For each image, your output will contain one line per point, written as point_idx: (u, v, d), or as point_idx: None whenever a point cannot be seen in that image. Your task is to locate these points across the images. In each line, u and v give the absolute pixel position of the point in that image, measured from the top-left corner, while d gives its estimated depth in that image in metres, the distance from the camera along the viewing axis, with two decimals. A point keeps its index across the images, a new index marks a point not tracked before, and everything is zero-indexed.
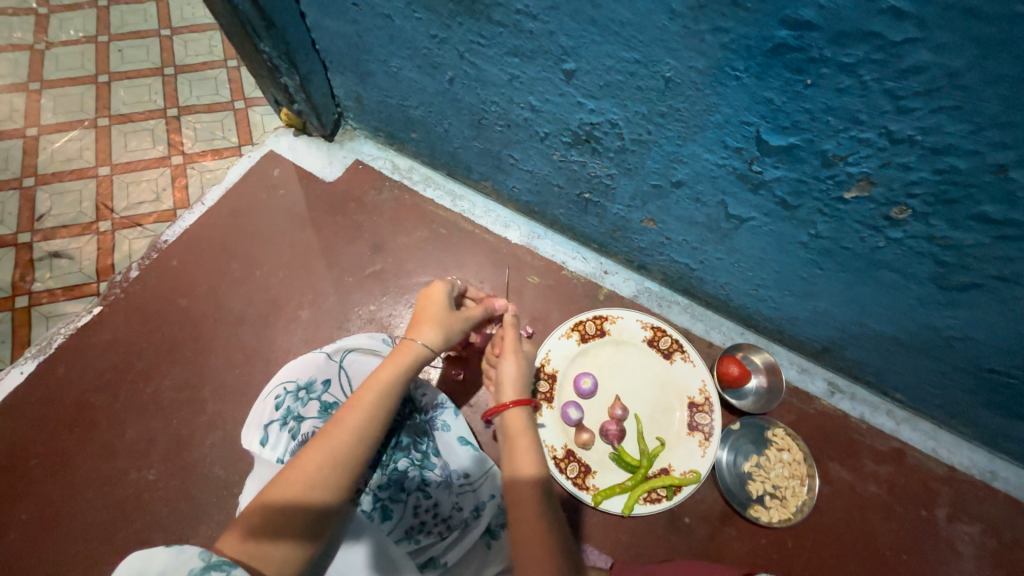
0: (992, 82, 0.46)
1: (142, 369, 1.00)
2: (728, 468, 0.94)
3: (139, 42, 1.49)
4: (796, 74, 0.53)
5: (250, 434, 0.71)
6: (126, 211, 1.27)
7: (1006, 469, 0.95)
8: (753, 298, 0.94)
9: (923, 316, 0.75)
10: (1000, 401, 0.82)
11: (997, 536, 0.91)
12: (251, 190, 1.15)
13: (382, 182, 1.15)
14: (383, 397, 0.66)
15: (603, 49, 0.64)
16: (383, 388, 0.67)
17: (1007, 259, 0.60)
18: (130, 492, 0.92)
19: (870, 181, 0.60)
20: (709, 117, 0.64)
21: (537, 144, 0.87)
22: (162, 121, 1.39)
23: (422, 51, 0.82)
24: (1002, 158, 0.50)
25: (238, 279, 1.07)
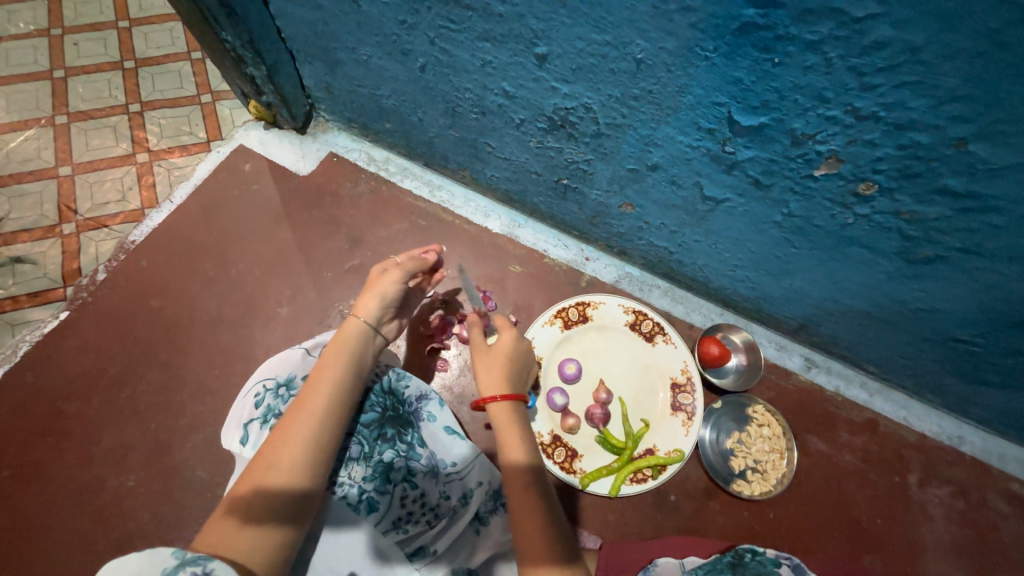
0: (950, 56, 0.47)
1: (115, 374, 0.97)
2: (711, 446, 0.97)
3: (95, 34, 1.42)
4: (764, 53, 0.54)
5: (230, 433, 0.70)
6: (90, 213, 1.22)
7: (973, 433, 0.99)
8: (730, 279, 0.95)
9: (892, 289, 0.77)
10: (966, 368, 0.85)
11: (964, 497, 0.96)
12: (222, 187, 1.11)
13: (358, 174, 1.13)
14: (339, 375, 0.68)
15: (574, 31, 0.63)
16: (334, 370, 0.68)
17: (969, 230, 0.62)
18: (108, 499, 0.90)
19: (838, 158, 0.61)
20: (681, 98, 0.64)
21: (512, 130, 0.86)
22: (125, 118, 1.33)
23: (391, 38, 0.80)
24: (961, 131, 0.52)
25: (213, 279, 1.04)
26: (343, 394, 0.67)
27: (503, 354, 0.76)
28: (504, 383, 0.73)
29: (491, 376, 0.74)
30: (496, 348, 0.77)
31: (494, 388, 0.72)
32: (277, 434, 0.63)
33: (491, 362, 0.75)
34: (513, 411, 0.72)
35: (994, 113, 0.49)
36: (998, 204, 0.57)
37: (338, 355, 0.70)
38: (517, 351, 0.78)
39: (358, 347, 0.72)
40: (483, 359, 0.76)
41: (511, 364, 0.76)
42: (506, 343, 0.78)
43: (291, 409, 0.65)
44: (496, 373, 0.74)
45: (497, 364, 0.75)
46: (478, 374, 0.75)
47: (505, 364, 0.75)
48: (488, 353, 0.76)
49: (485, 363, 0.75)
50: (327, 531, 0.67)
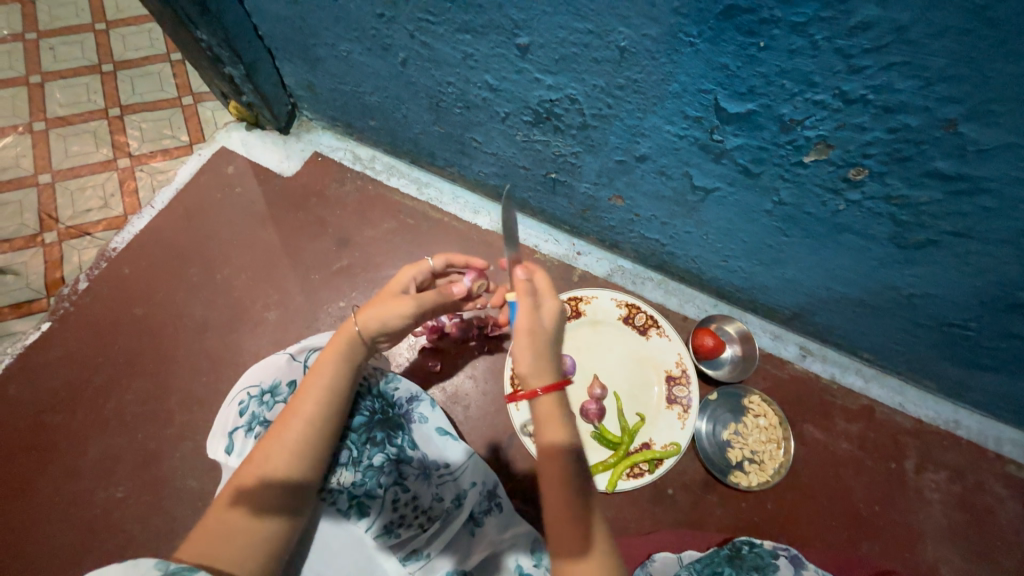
0: (938, 34, 0.45)
1: (101, 384, 0.95)
2: (707, 438, 0.96)
3: (72, 38, 1.39)
4: (749, 37, 0.53)
5: (216, 442, 0.69)
6: (72, 220, 1.20)
7: (969, 417, 0.99)
8: (723, 270, 0.94)
9: (885, 276, 0.76)
10: (960, 352, 0.85)
11: (961, 481, 0.96)
12: (205, 190, 1.09)
13: (344, 174, 1.11)
14: (334, 380, 0.65)
15: (555, 20, 0.61)
16: (329, 378, 0.65)
17: (961, 214, 0.61)
18: (98, 511, 0.88)
19: (827, 144, 0.60)
20: (667, 86, 0.63)
21: (498, 125, 0.85)
22: (104, 122, 1.30)
23: (371, 32, 0.78)
24: (951, 112, 0.51)
25: (198, 284, 1.02)
26: (337, 402, 0.64)
27: (547, 333, 0.63)
28: (544, 366, 0.61)
29: (537, 361, 0.61)
30: (539, 322, 0.63)
31: (542, 376, 0.61)
32: (268, 439, 0.62)
33: (533, 343, 0.62)
34: (557, 399, 0.61)
35: (984, 93, 0.48)
36: (989, 186, 0.56)
37: (334, 359, 0.66)
38: (559, 325, 0.65)
39: (353, 352, 0.68)
40: (524, 339, 0.61)
41: (555, 343, 0.64)
42: (551, 314, 0.64)
43: (282, 414, 0.63)
44: (533, 356, 0.61)
45: (541, 345, 0.62)
46: (520, 358, 0.62)
47: (548, 345, 0.62)
48: (530, 330, 0.62)
49: (528, 344, 0.62)
50: (316, 537, 0.67)
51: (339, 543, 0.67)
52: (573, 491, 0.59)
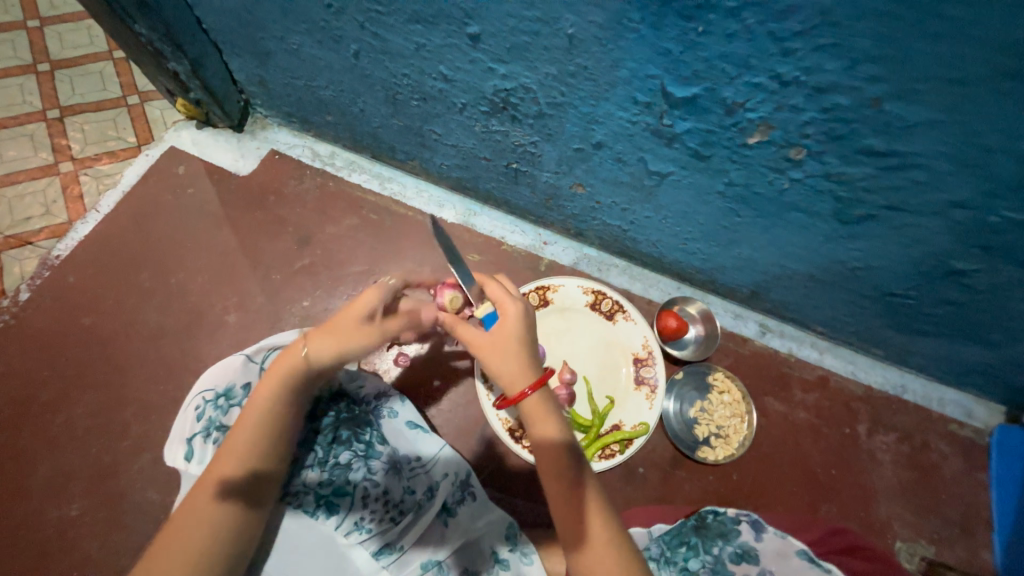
0: (861, 17, 0.48)
1: (49, 399, 0.91)
2: (675, 417, 0.99)
3: (2, 36, 1.30)
4: (688, 23, 0.54)
5: (174, 449, 0.67)
6: (11, 229, 1.13)
7: (914, 382, 1.06)
8: (683, 252, 0.97)
9: (831, 251, 0.80)
10: (902, 320, 0.91)
11: (908, 441, 1.02)
12: (155, 192, 1.05)
13: (302, 170, 1.09)
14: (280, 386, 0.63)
15: (503, 8, 0.62)
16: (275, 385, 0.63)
17: (893, 188, 0.65)
18: (51, 531, 0.84)
19: (768, 125, 0.62)
20: (615, 73, 0.64)
21: (455, 116, 0.85)
22: (43, 125, 1.23)
23: (320, 24, 0.77)
24: (877, 91, 0.54)
25: (152, 290, 0.98)
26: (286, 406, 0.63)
27: (511, 339, 0.68)
28: (522, 369, 0.66)
29: (510, 370, 0.67)
30: (500, 334, 0.68)
31: (519, 382, 0.66)
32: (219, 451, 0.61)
33: (500, 354, 0.67)
34: (541, 397, 0.67)
35: (906, 71, 0.51)
36: (915, 160, 0.60)
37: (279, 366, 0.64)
38: (521, 325, 0.70)
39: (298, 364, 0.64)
40: (493, 353, 0.68)
41: (522, 343, 0.68)
42: (509, 323, 0.69)
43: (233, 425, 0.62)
44: (511, 363, 0.67)
45: (509, 353, 0.67)
46: (497, 372, 0.68)
47: (516, 351, 0.68)
48: (495, 344, 0.68)
49: (497, 357, 0.68)
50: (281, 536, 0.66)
51: (310, 537, 0.67)
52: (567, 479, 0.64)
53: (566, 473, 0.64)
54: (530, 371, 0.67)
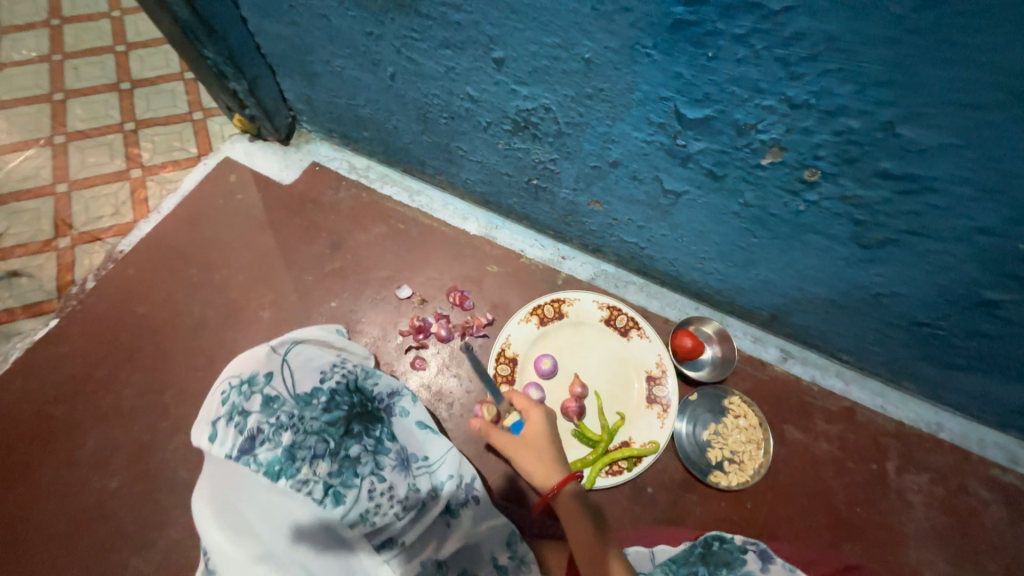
0: (868, 43, 0.49)
1: (101, 378, 1.00)
2: (688, 438, 0.97)
3: (94, 58, 1.49)
4: (699, 48, 0.57)
5: (200, 431, 0.71)
6: (85, 226, 1.27)
7: (951, 420, 1.00)
8: (701, 272, 0.97)
9: (853, 275, 0.79)
10: (934, 352, 0.87)
11: (944, 483, 0.96)
12: (209, 197, 1.16)
13: (339, 181, 1.17)
14: None
15: (525, 35, 0.66)
16: None
17: (912, 212, 0.64)
18: (91, 501, 0.91)
19: (780, 146, 0.63)
20: (630, 95, 0.67)
21: (481, 134, 0.90)
22: (120, 136, 1.39)
23: (361, 49, 0.84)
24: (889, 115, 0.54)
25: (199, 285, 1.07)
26: None
27: (540, 440, 0.78)
28: (552, 467, 0.76)
29: (539, 466, 0.76)
30: (529, 437, 0.79)
31: (548, 478, 0.75)
32: None
33: (531, 453, 0.77)
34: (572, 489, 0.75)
35: (917, 96, 0.52)
36: (935, 184, 0.59)
37: None
38: (548, 427, 0.80)
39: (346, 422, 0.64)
40: (524, 453, 0.78)
41: (550, 444, 0.79)
42: (536, 425, 0.79)
43: None
44: (542, 464, 0.76)
45: (538, 452, 0.77)
46: (527, 469, 0.77)
47: (544, 449, 0.77)
48: (525, 446, 0.78)
49: (527, 456, 0.78)
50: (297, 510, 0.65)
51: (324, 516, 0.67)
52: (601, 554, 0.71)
53: (600, 549, 0.71)
54: (558, 466, 0.76)
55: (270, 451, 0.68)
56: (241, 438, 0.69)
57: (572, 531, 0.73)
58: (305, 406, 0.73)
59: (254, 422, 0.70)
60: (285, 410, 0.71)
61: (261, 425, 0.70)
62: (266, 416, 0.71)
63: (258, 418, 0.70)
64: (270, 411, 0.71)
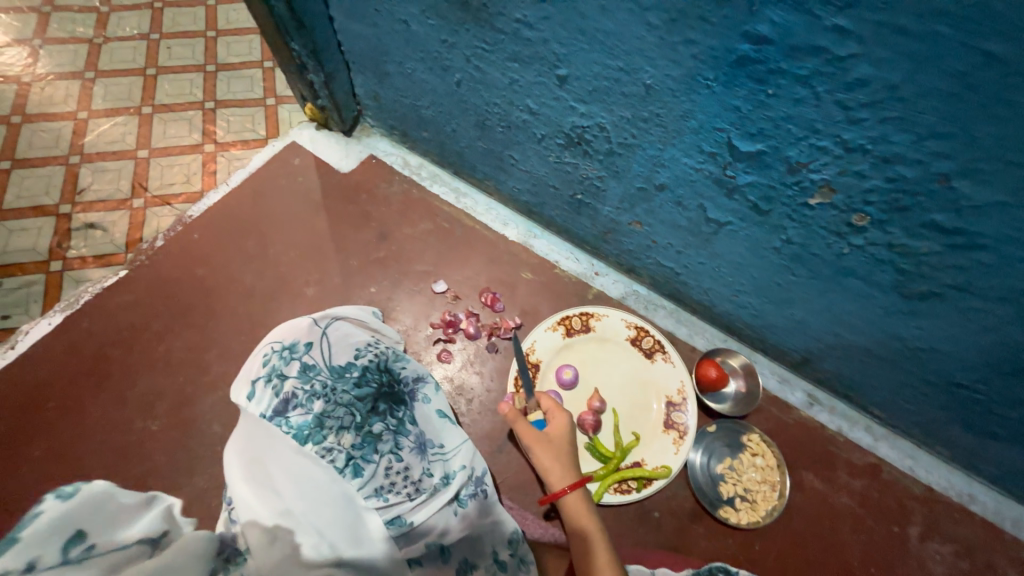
0: (927, 95, 0.51)
1: (156, 329, 1.08)
2: (701, 469, 0.96)
3: (187, 41, 1.63)
4: (759, 84, 0.59)
5: (239, 388, 0.76)
6: (158, 190, 1.38)
7: (985, 493, 0.95)
8: (734, 304, 0.97)
9: (892, 326, 0.78)
10: (971, 417, 0.83)
11: (970, 558, 0.91)
12: (272, 176, 1.24)
13: (393, 176, 1.23)
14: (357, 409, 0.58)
15: (591, 56, 0.70)
16: None
17: (960, 268, 0.63)
18: (132, 439, 0.98)
19: (830, 187, 0.64)
20: (685, 122, 0.70)
21: (534, 145, 0.94)
22: (199, 112, 1.51)
23: (434, 55, 0.90)
24: (943, 167, 0.55)
25: (253, 256, 1.15)
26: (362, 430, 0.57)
27: (561, 442, 0.82)
28: (568, 472, 0.80)
29: (556, 466, 0.80)
30: (551, 436, 0.82)
31: (562, 479, 0.79)
32: None
33: (550, 452, 0.81)
34: (584, 496, 0.78)
35: (973, 151, 0.52)
36: (985, 242, 0.59)
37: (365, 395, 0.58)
38: (570, 434, 0.84)
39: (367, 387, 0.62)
40: (544, 450, 0.81)
41: (569, 450, 0.82)
42: (560, 428, 0.83)
43: None
44: (559, 466, 0.80)
45: (558, 452, 0.81)
46: (543, 466, 0.80)
47: (563, 453, 0.81)
48: (547, 442, 0.82)
49: (547, 453, 0.81)
50: (319, 473, 0.67)
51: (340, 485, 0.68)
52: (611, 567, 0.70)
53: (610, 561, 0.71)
54: (573, 472, 0.80)
55: (301, 416, 0.72)
56: (276, 400, 0.73)
57: (578, 536, 0.74)
58: (338, 377, 0.77)
59: (290, 386, 0.74)
60: (320, 379, 0.76)
61: (296, 390, 0.74)
62: (302, 382, 0.75)
63: (295, 383, 0.74)
64: (306, 378, 0.75)
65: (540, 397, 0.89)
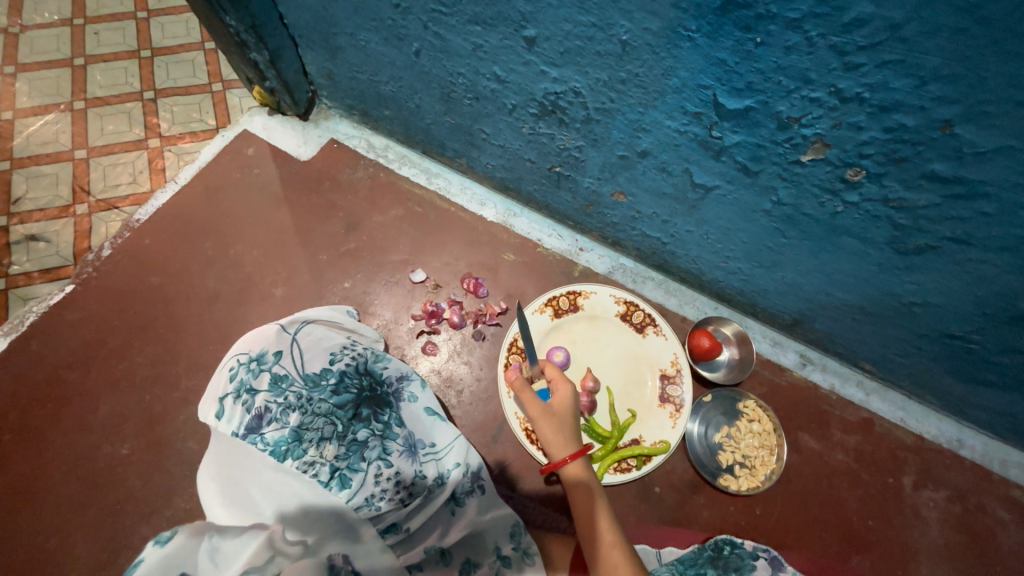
0: (932, 32, 0.46)
1: (115, 346, 1.00)
2: (699, 440, 0.95)
3: (115, 24, 1.47)
4: (746, 33, 0.54)
5: (207, 407, 0.71)
6: (102, 194, 1.27)
7: (973, 437, 0.96)
8: (724, 271, 0.94)
9: (885, 283, 0.76)
10: (965, 367, 0.83)
11: (961, 501, 0.93)
12: (225, 169, 1.14)
13: (357, 160, 1.15)
14: None
15: (560, 13, 0.63)
16: None
17: (959, 219, 0.60)
18: (102, 465, 0.93)
19: (824, 142, 0.60)
20: (666, 81, 0.64)
21: (505, 116, 0.87)
22: (139, 104, 1.38)
23: (387, 22, 0.81)
24: (946, 112, 0.51)
25: (213, 259, 1.07)
26: None
27: (564, 414, 0.79)
28: (570, 443, 0.76)
29: (560, 438, 0.76)
30: (555, 407, 0.79)
31: (564, 450, 0.76)
32: None
33: (554, 423, 0.78)
34: (585, 469, 0.75)
35: (979, 92, 0.48)
36: (986, 190, 0.56)
37: None
38: (575, 406, 0.81)
39: None
40: (547, 421, 0.78)
41: (572, 421, 0.79)
42: (564, 400, 0.80)
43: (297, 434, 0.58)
44: (561, 436, 0.77)
45: (561, 425, 0.78)
46: (545, 437, 0.77)
47: (567, 424, 0.78)
48: (550, 415, 0.78)
49: (549, 425, 0.78)
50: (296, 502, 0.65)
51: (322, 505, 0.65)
52: (619, 552, 0.67)
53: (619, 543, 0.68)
54: (575, 444, 0.77)
55: (277, 431, 0.68)
56: (248, 417, 0.69)
57: (583, 519, 0.71)
58: (314, 386, 0.72)
59: (262, 401, 0.69)
60: (294, 390, 0.71)
61: (269, 404, 0.69)
62: (275, 395, 0.70)
63: (267, 397, 0.70)
64: (279, 391, 0.70)
65: (545, 367, 0.85)
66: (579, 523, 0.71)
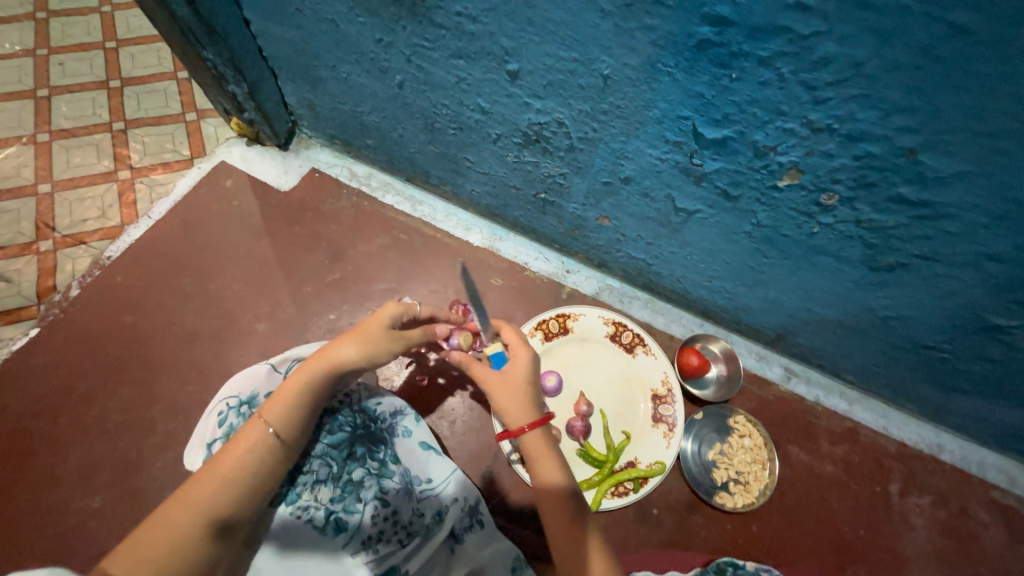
0: (893, 69, 0.49)
1: (86, 391, 0.95)
2: (693, 459, 0.96)
3: (82, 55, 1.43)
4: (722, 69, 0.56)
5: (194, 453, 0.68)
6: (69, 229, 1.21)
7: (952, 442, 1.00)
8: (708, 290, 0.96)
9: (861, 298, 0.79)
10: (939, 375, 0.86)
11: (945, 505, 0.96)
12: (202, 202, 1.11)
13: (340, 190, 1.14)
14: (291, 408, 0.63)
15: (542, 48, 0.65)
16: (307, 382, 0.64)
17: (926, 238, 0.64)
18: (72, 521, 0.86)
19: (799, 169, 0.63)
20: (647, 112, 0.66)
21: (490, 146, 0.88)
22: (108, 135, 1.34)
23: (369, 56, 0.82)
24: (910, 141, 0.54)
25: (190, 295, 1.03)
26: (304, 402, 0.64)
27: (520, 380, 0.74)
28: (527, 410, 0.73)
29: (516, 407, 0.73)
30: (510, 374, 0.74)
31: (522, 419, 0.73)
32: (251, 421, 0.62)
33: (510, 392, 0.73)
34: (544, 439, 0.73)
35: (938, 123, 0.51)
36: (950, 212, 0.59)
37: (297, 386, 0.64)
38: (532, 372, 0.76)
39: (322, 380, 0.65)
40: (502, 390, 0.74)
41: (528, 388, 0.75)
42: (521, 366, 0.75)
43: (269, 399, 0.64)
44: (517, 406, 0.73)
45: (516, 393, 0.73)
46: (500, 407, 0.74)
47: (522, 392, 0.74)
48: (504, 383, 0.74)
49: (505, 394, 0.74)
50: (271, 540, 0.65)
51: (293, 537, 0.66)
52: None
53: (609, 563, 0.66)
54: (535, 412, 0.74)
55: None
56: None
57: (564, 534, 0.68)
58: None
59: None
60: None
61: None
62: None
63: None
64: None
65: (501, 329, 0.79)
66: (553, 532, 0.70)
